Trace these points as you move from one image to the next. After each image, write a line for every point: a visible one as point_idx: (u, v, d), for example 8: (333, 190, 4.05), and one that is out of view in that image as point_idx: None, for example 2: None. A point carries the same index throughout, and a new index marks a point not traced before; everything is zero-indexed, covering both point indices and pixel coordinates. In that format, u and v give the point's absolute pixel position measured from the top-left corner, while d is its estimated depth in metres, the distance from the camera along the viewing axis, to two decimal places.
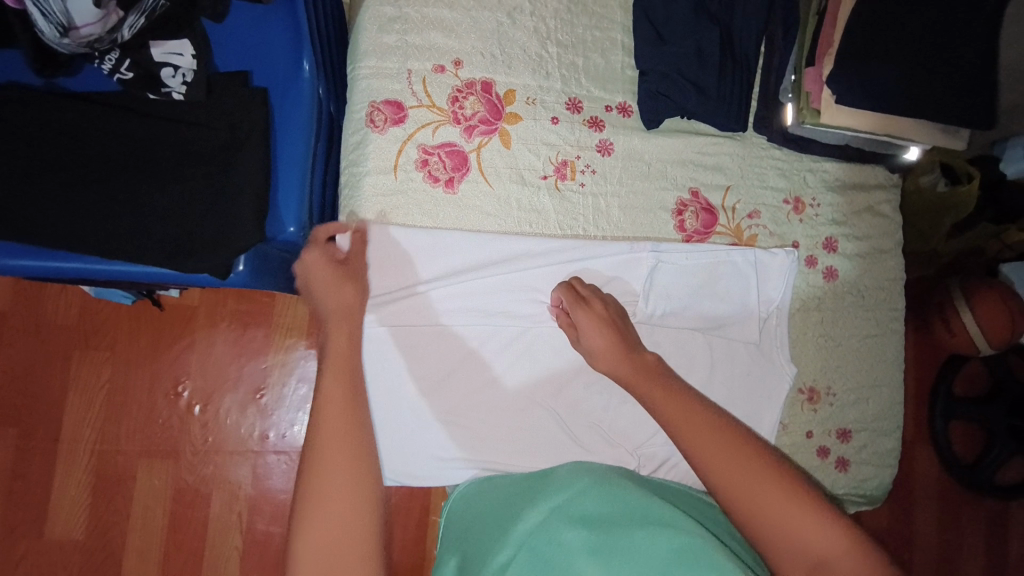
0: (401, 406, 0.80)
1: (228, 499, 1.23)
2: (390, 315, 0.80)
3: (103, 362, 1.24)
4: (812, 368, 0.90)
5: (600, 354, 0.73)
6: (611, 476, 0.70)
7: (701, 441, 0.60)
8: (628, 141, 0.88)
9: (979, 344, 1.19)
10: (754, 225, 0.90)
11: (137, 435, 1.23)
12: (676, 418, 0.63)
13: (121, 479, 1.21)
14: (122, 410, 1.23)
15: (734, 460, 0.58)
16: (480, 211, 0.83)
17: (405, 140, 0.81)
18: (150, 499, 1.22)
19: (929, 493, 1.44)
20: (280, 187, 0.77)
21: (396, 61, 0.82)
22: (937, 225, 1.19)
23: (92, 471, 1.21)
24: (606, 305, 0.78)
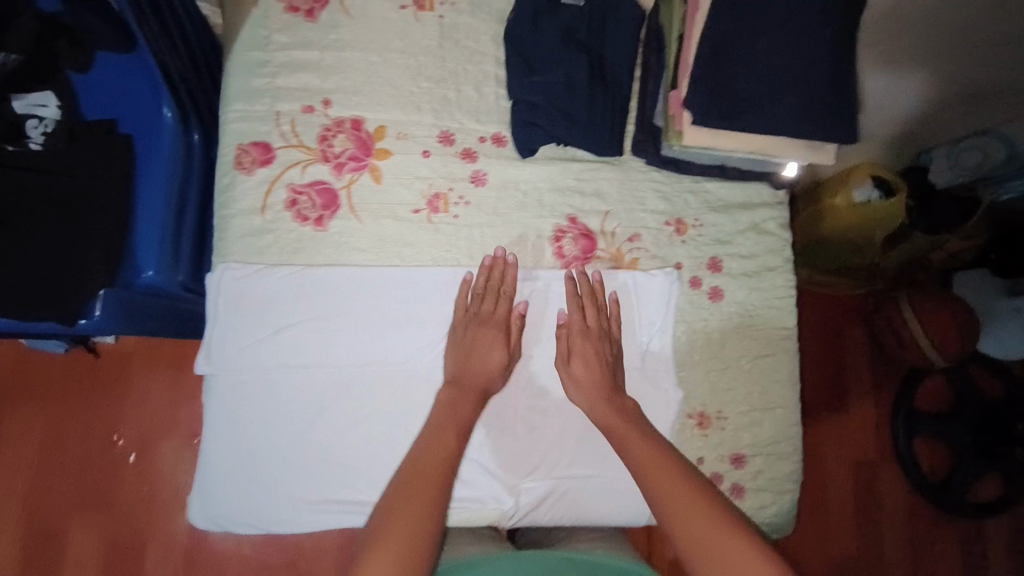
0: (271, 448, 0.79)
1: (163, 550, 1.20)
2: (259, 355, 0.80)
3: (34, 414, 1.23)
4: (700, 391, 0.89)
5: (584, 385, 0.81)
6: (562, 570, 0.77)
7: (664, 483, 0.73)
8: (503, 171, 0.89)
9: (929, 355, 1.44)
10: (635, 248, 0.90)
11: (70, 484, 1.21)
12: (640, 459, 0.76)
13: (52, 535, 1.19)
14: (54, 462, 1.21)
15: (683, 506, 0.70)
16: (351, 247, 0.84)
17: (272, 180, 0.83)
18: (83, 553, 1.19)
19: (899, 508, 1.59)
20: (139, 231, 0.78)
21: (263, 104, 0.84)
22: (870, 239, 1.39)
23: (23, 527, 1.19)
24: (596, 316, 0.84)
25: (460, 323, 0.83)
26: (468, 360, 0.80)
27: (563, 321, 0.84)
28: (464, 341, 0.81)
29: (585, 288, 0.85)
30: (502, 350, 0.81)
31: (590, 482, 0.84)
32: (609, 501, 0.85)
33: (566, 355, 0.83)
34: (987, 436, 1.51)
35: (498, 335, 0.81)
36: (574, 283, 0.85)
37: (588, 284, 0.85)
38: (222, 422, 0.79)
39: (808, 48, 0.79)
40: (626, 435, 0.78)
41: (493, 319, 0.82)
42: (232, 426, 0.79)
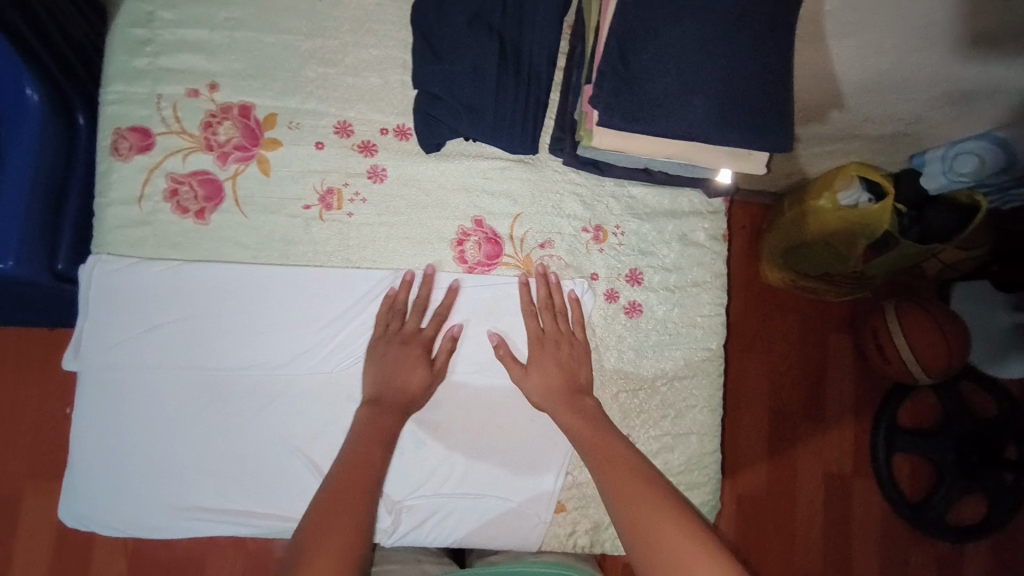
0: (135, 452, 0.75)
1: None
2: (127, 355, 0.75)
3: None
4: (609, 413, 0.81)
5: (541, 391, 0.77)
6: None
7: (616, 473, 0.69)
8: (404, 167, 0.82)
9: (912, 369, 1.36)
10: (546, 256, 0.83)
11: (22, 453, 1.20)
12: (602, 469, 0.70)
13: (3, 504, 1.19)
14: (4, 432, 1.20)
15: (631, 484, 0.67)
16: (232, 243, 0.78)
17: (151, 168, 0.77)
18: (34, 524, 1.19)
19: (867, 527, 1.51)
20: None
21: (145, 86, 0.78)
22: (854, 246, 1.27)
23: None
24: (557, 321, 0.80)
25: (381, 341, 0.78)
26: (389, 383, 0.75)
27: (535, 326, 0.79)
28: (382, 363, 0.76)
29: (559, 296, 0.80)
30: (423, 370, 0.76)
31: (479, 502, 0.79)
32: (499, 522, 0.80)
33: (520, 364, 0.78)
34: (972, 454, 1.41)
35: (421, 355, 0.77)
36: (528, 293, 0.81)
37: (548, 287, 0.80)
38: (84, 424, 0.74)
39: (728, 44, 0.71)
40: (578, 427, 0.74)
41: (417, 339, 0.78)
42: (98, 420, 0.74)
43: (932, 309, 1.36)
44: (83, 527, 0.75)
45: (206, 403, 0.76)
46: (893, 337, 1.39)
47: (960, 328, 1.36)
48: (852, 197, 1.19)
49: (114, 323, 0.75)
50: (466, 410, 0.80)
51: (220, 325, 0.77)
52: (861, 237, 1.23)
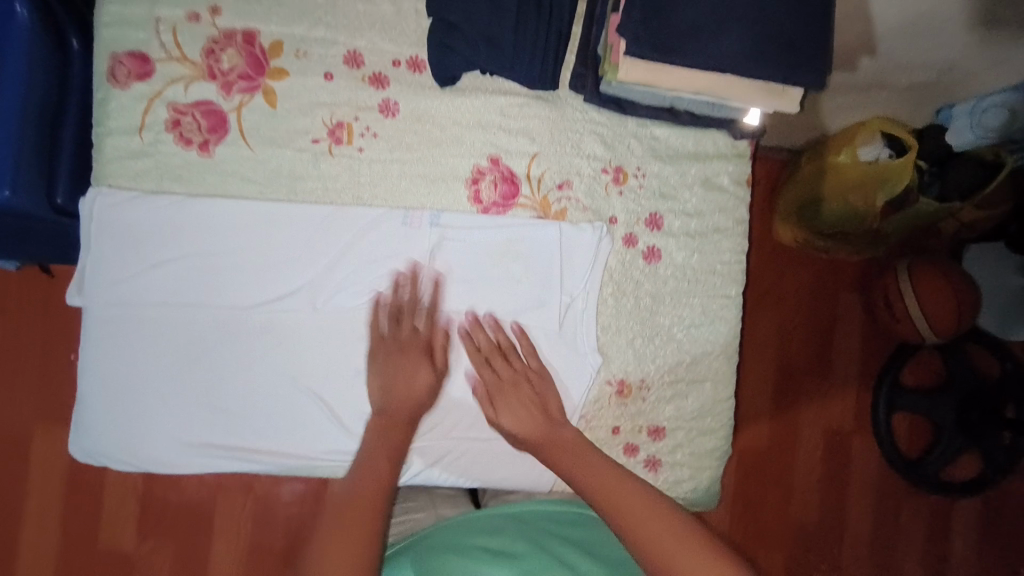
0: (146, 387, 0.74)
1: None
2: (135, 290, 0.73)
3: None
4: (623, 358, 0.81)
5: (519, 436, 0.74)
6: (530, 534, 0.72)
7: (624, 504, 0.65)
8: (417, 101, 0.78)
9: (920, 328, 1.35)
10: (564, 198, 0.80)
11: (32, 395, 1.23)
12: (601, 491, 0.67)
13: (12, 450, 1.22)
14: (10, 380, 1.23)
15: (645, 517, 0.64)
16: (238, 177, 0.75)
17: (152, 97, 0.74)
18: (49, 464, 1.23)
19: (866, 483, 1.54)
20: None
21: (141, 8, 0.73)
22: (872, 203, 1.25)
23: None
24: (510, 363, 0.77)
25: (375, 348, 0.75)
26: (392, 384, 0.73)
27: (488, 373, 0.76)
28: (383, 367, 0.74)
29: (501, 336, 0.77)
30: (428, 369, 0.75)
31: (493, 444, 0.80)
32: (510, 464, 0.80)
33: (490, 406, 0.75)
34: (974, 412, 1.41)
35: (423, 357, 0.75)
36: (471, 338, 0.77)
37: (498, 337, 0.77)
38: (94, 358, 0.73)
39: None
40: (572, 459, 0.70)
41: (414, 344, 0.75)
42: (109, 354, 0.73)
43: (948, 270, 1.34)
44: (94, 461, 0.75)
45: (218, 340, 0.75)
46: (903, 296, 1.37)
47: (972, 288, 1.34)
48: (873, 151, 1.20)
49: (120, 257, 0.73)
50: (468, 365, 0.78)
51: (228, 261, 0.75)
52: (881, 191, 1.20)
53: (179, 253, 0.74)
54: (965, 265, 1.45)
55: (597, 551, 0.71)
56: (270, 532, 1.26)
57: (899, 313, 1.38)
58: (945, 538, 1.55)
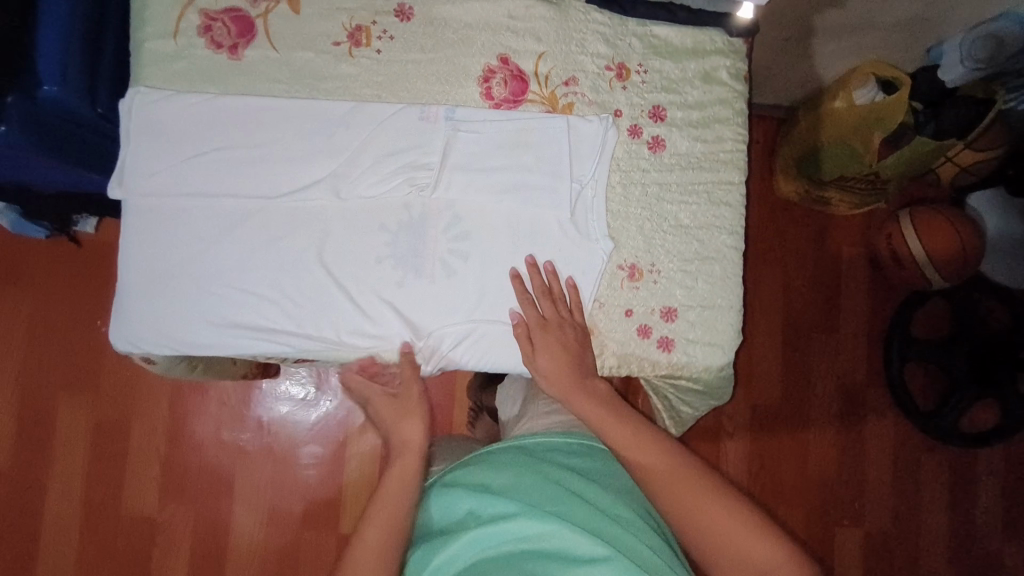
0: (183, 274, 0.79)
1: (145, 432, 1.33)
2: (172, 182, 0.79)
3: (24, 297, 1.33)
4: (633, 242, 0.84)
5: (551, 376, 0.79)
6: (536, 467, 0.77)
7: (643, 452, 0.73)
8: (430, 6, 0.83)
9: (924, 270, 1.38)
10: (571, 93, 0.85)
11: (58, 363, 1.33)
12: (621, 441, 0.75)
13: (42, 413, 1.32)
14: (42, 350, 1.33)
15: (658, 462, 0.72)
16: (266, 77, 0.81)
17: (185, 4, 0.79)
18: (70, 430, 1.32)
19: (883, 430, 1.54)
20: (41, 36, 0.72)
21: None
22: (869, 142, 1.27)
23: (17, 402, 1.32)
24: (556, 306, 0.81)
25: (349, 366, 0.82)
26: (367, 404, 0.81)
27: (535, 313, 0.81)
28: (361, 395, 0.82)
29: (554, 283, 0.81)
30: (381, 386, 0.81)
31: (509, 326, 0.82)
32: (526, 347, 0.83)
33: (529, 346, 0.80)
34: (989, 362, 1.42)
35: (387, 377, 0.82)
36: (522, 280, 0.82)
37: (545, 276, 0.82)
38: (137, 248, 0.78)
39: None
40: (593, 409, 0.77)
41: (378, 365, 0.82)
42: (152, 240, 0.78)
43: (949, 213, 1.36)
44: (135, 350, 0.79)
45: (249, 229, 0.79)
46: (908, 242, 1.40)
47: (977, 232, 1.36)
48: (866, 94, 1.23)
49: (157, 151, 0.78)
50: (487, 252, 0.82)
51: (258, 154, 0.80)
52: (876, 130, 1.24)
53: (212, 148, 0.79)
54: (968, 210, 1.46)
55: (597, 480, 0.78)
56: (287, 496, 1.34)
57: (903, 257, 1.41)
58: (967, 488, 1.55)
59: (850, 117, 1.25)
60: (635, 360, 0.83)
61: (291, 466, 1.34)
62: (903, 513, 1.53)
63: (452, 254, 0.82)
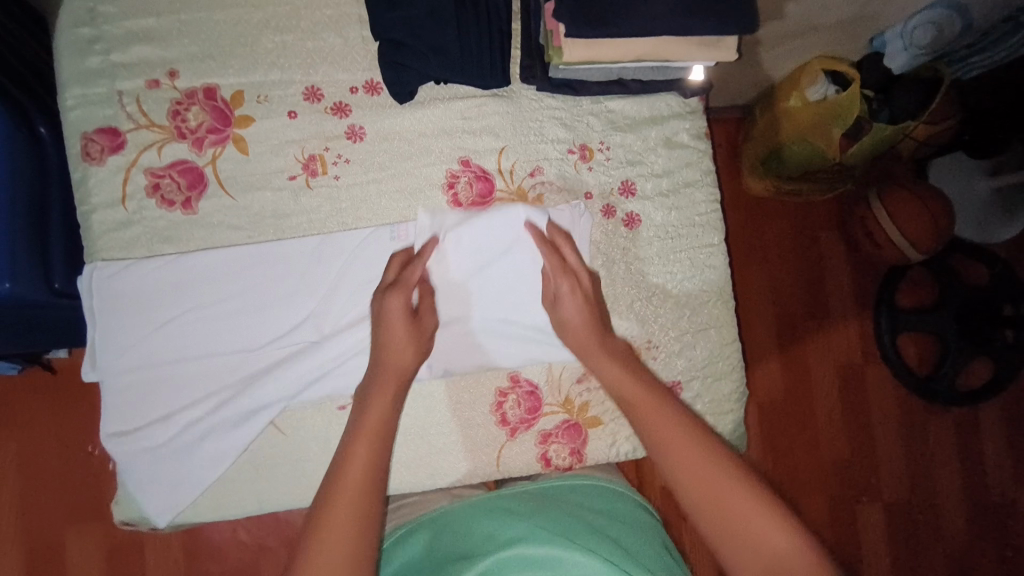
0: (177, 443, 0.76)
1: (160, 548, 1.21)
2: (147, 353, 0.76)
3: (10, 439, 1.21)
4: (627, 323, 0.83)
5: (570, 326, 0.76)
6: (552, 497, 0.75)
7: (656, 421, 0.66)
8: (380, 122, 0.81)
9: (903, 250, 1.32)
10: (538, 183, 0.83)
11: (56, 499, 1.21)
12: (633, 400, 0.69)
13: (51, 549, 1.19)
14: (39, 480, 1.21)
15: (673, 431, 0.65)
16: (226, 226, 0.78)
17: (128, 167, 0.76)
18: (83, 562, 1.20)
19: (887, 406, 1.47)
20: None
21: (103, 85, 0.76)
22: (829, 136, 1.19)
23: (21, 544, 1.19)
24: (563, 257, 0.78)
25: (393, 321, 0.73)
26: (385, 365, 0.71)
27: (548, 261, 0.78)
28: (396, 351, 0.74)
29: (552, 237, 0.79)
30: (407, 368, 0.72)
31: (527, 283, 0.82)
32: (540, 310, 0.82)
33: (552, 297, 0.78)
34: (974, 320, 1.38)
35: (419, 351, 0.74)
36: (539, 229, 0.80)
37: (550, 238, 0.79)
38: (123, 427, 0.75)
39: None
40: (609, 371, 0.73)
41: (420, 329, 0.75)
42: (140, 417, 0.76)
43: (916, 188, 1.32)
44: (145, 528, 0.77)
45: (236, 385, 0.77)
46: (882, 222, 1.34)
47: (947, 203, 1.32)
48: (819, 90, 1.17)
49: (128, 325, 0.75)
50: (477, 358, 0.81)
51: (232, 305, 0.77)
52: (835, 125, 1.17)
53: (184, 308, 0.76)
54: (933, 177, 1.42)
55: (614, 513, 0.74)
56: None
57: (880, 239, 1.35)
58: (976, 450, 1.47)
59: (807, 113, 1.19)
60: None
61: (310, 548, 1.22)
62: (920, 491, 1.45)
63: (447, 369, 0.80)
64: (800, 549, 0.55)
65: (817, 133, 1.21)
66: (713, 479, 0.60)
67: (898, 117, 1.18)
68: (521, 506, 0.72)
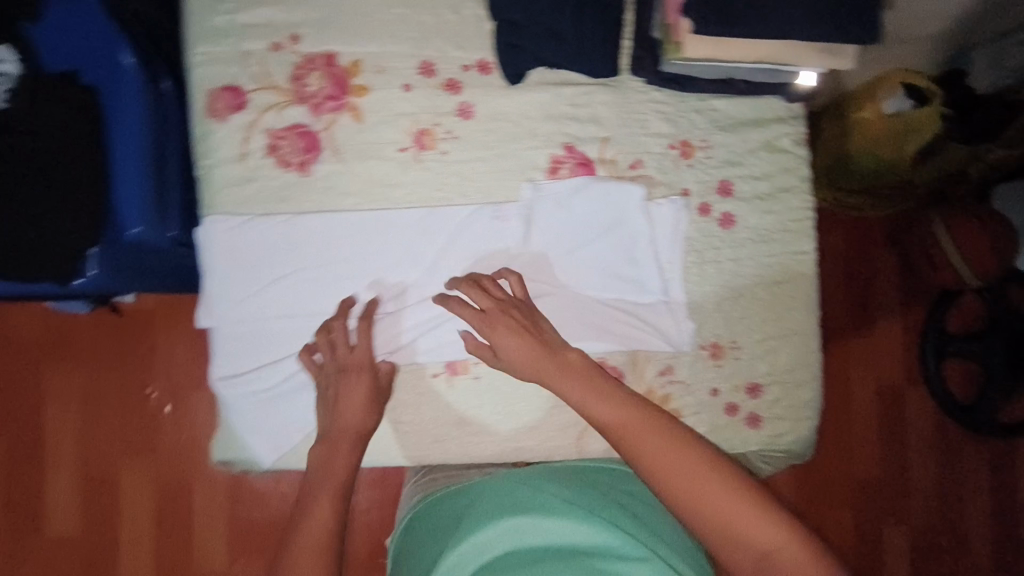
0: (280, 393, 0.81)
1: (209, 490, 1.23)
2: (257, 307, 0.80)
3: (70, 372, 1.21)
4: (713, 322, 0.85)
5: (518, 363, 0.72)
6: (576, 478, 0.77)
7: (650, 447, 0.60)
8: (490, 101, 0.82)
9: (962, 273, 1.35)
10: (638, 176, 0.84)
11: (116, 434, 1.21)
12: (619, 425, 0.63)
13: (105, 480, 1.21)
14: (98, 415, 1.21)
15: (671, 454, 0.59)
16: (338, 191, 0.81)
17: (249, 127, 0.79)
18: (136, 492, 1.21)
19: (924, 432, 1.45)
20: (120, 184, 0.76)
21: (230, 44, 0.78)
22: (903, 151, 1.13)
23: (79, 471, 1.20)
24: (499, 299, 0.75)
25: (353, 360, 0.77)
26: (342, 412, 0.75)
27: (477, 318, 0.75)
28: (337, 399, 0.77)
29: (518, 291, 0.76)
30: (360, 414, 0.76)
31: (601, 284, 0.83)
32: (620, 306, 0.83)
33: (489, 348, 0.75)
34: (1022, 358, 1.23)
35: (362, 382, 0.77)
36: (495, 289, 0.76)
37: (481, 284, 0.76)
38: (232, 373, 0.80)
39: None
40: (590, 400, 0.66)
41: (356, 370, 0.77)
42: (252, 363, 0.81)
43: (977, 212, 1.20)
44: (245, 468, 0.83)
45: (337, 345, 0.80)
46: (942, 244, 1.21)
47: None
48: (897, 104, 1.07)
49: (241, 279, 0.80)
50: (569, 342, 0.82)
51: (339, 269, 0.81)
52: (911, 142, 1.11)
53: (294, 267, 0.80)
54: None
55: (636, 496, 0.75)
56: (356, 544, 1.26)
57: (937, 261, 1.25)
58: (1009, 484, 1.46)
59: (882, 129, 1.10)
60: (725, 437, 0.85)
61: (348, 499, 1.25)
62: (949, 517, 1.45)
63: None
64: (791, 540, 0.53)
65: (891, 146, 1.12)
66: (718, 500, 0.56)
67: (977, 138, 1.12)
68: (537, 486, 0.73)
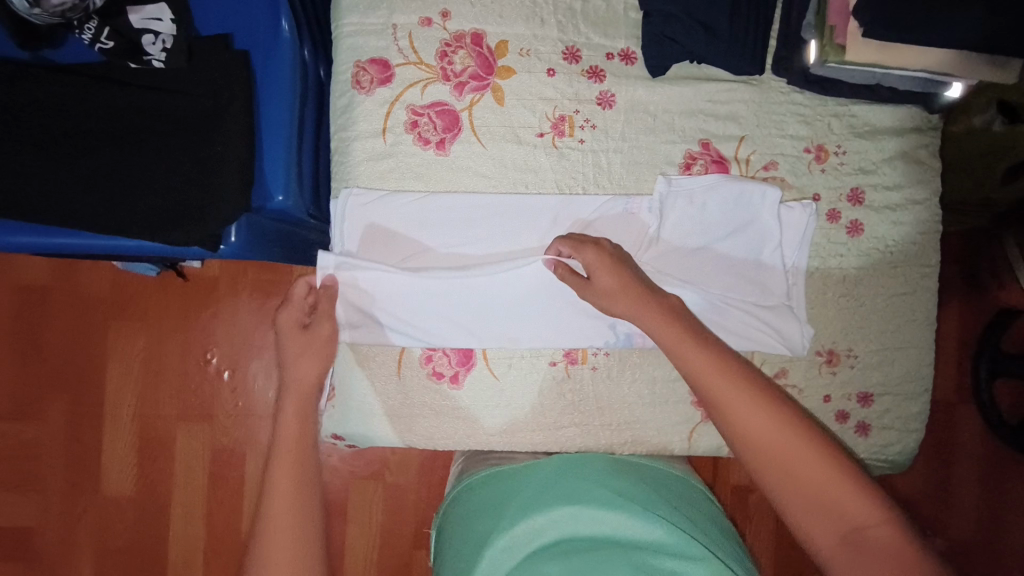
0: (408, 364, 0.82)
1: (260, 460, 1.19)
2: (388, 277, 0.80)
3: (136, 332, 1.18)
4: (831, 329, 0.85)
5: (614, 293, 0.73)
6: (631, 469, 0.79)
7: (742, 413, 0.61)
8: (631, 92, 0.82)
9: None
10: (770, 177, 0.84)
11: (174, 398, 1.18)
12: (713, 395, 0.63)
13: (161, 442, 1.18)
14: (159, 377, 1.18)
15: (765, 422, 0.60)
16: (473, 172, 0.80)
17: (393, 101, 0.78)
18: (189, 458, 1.18)
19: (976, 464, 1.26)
20: (266, 153, 0.75)
21: (380, 16, 0.78)
22: (992, 170, 0.98)
23: (135, 433, 1.18)
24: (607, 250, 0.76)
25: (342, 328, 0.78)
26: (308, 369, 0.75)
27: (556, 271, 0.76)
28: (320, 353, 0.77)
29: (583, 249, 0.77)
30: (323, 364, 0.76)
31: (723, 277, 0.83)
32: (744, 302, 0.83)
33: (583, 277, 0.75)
34: None
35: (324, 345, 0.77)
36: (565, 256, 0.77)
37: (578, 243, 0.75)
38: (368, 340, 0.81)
39: None
40: (687, 356, 0.66)
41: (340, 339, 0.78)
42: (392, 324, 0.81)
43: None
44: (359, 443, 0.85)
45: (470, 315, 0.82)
46: None
47: None
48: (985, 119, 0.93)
49: (372, 256, 0.80)
50: None
51: (475, 240, 0.81)
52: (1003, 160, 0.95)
53: (423, 245, 0.80)
54: None
55: (687, 497, 0.77)
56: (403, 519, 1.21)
57: None
58: None
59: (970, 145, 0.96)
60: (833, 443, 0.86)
61: (396, 479, 1.20)
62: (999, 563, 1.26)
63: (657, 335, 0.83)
64: (886, 521, 0.54)
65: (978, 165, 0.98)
66: (809, 473, 0.57)
67: None
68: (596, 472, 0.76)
